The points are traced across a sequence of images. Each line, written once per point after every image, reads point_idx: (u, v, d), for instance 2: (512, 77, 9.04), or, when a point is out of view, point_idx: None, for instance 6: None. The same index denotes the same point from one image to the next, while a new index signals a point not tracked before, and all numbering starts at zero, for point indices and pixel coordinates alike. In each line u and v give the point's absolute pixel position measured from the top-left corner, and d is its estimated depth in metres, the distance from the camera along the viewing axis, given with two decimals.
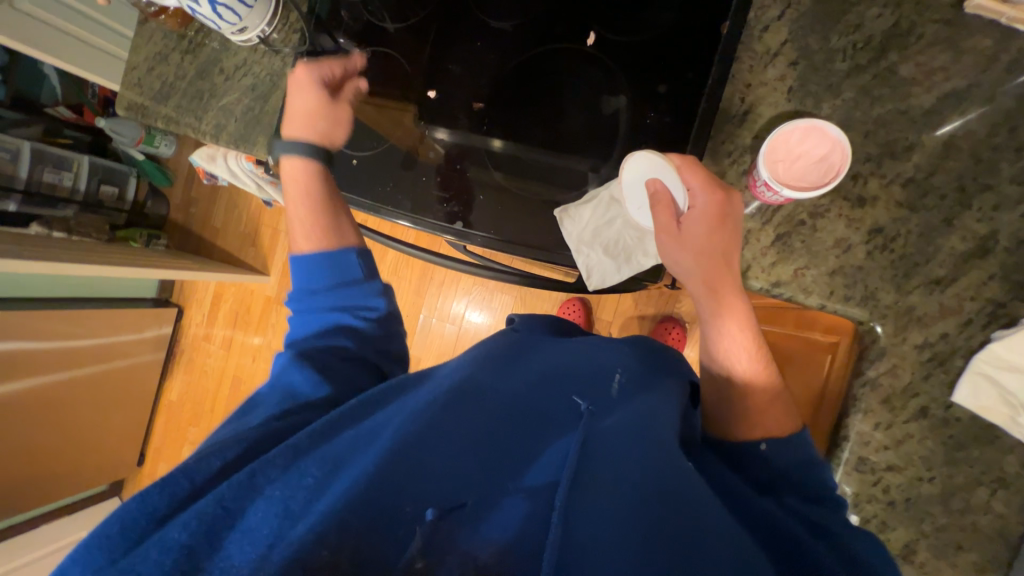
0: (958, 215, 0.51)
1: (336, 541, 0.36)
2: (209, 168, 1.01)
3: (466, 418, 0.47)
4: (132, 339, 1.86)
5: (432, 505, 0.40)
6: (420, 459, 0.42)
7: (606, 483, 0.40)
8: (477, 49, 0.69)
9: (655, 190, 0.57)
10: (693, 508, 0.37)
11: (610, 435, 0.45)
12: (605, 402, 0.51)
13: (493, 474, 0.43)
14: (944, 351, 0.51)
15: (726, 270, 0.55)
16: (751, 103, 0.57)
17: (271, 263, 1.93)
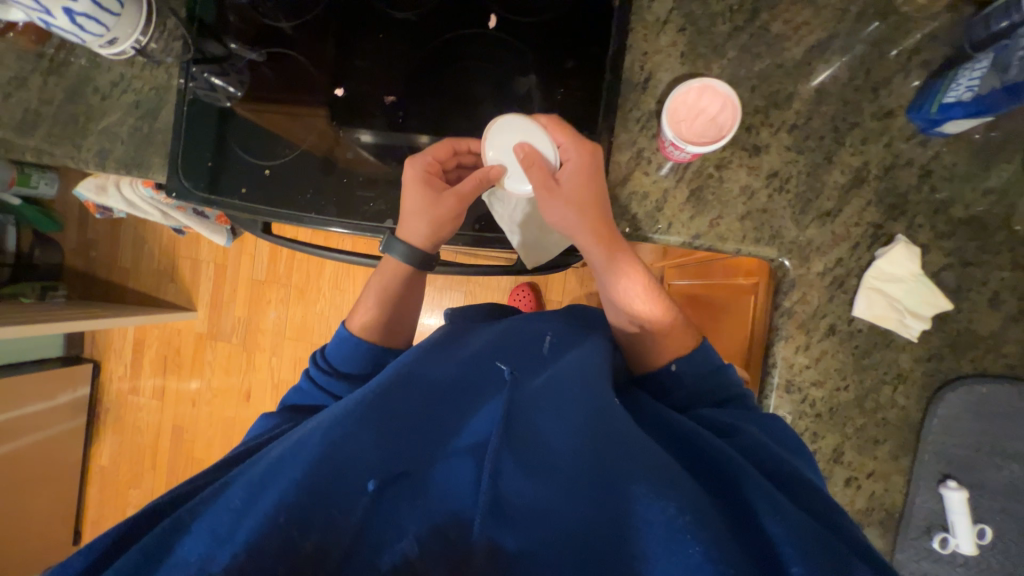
0: (836, 151, 0.57)
1: (289, 533, 0.39)
2: (100, 200, 0.89)
3: (399, 404, 0.48)
4: (44, 408, 1.69)
5: (374, 479, 0.44)
6: (355, 450, 0.44)
7: (531, 432, 0.46)
8: (380, 42, 0.67)
9: (525, 153, 0.60)
10: (603, 438, 0.44)
11: (533, 389, 0.50)
12: (530, 359, 0.56)
13: (432, 441, 0.48)
14: (842, 274, 0.57)
15: (605, 216, 0.59)
16: (650, 71, 0.61)
17: (197, 297, 1.82)
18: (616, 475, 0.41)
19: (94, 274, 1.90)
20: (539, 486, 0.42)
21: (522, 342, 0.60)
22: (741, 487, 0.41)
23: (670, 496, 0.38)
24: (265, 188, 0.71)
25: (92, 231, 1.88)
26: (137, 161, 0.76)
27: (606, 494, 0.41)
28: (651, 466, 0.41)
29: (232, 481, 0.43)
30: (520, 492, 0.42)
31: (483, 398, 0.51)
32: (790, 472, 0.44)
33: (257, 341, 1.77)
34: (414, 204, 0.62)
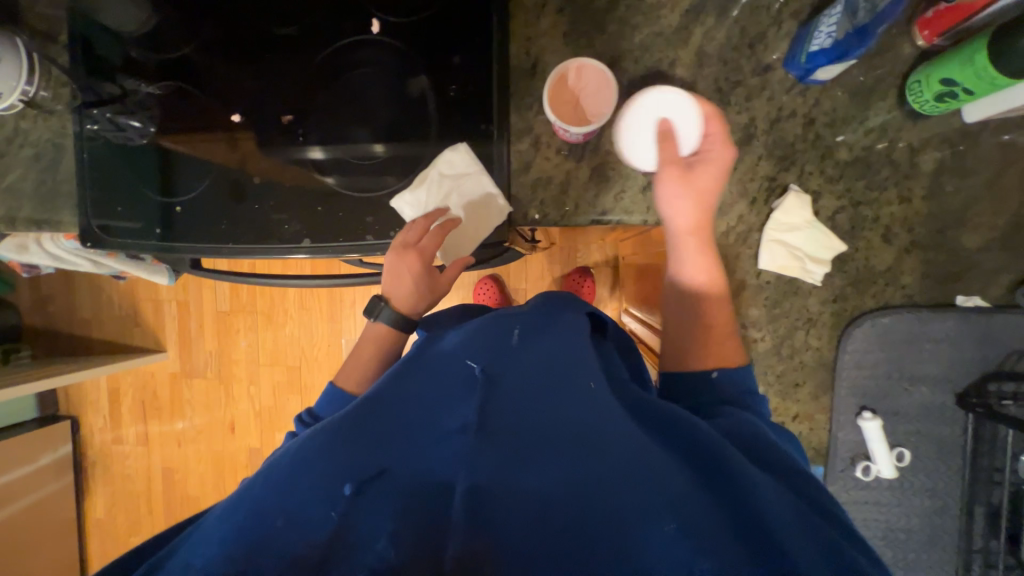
0: (723, 112, 0.58)
1: (268, 548, 0.39)
2: (22, 259, 0.87)
3: (370, 416, 0.47)
4: (25, 471, 1.68)
5: (349, 482, 0.42)
6: (328, 463, 0.43)
7: (511, 428, 0.45)
8: (268, 62, 0.66)
9: (665, 129, 0.54)
10: (593, 436, 0.44)
11: (517, 382, 0.49)
12: (509, 345, 0.53)
13: (409, 441, 0.46)
14: (745, 230, 0.59)
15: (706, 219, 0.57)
16: (536, 56, 0.61)
17: (165, 338, 1.80)
18: (610, 473, 0.41)
19: (55, 329, 1.86)
20: (524, 479, 0.41)
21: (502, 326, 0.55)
22: (734, 481, 0.41)
23: (665, 507, 0.39)
24: (179, 225, 0.70)
25: (45, 286, 1.84)
26: (46, 216, 0.74)
27: (600, 489, 0.40)
28: (647, 469, 0.41)
29: (206, 518, 0.43)
30: (505, 485, 0.41)
31: (463, 390, 0.49)
32: (785, 464, 0.45)
33: (234, 373, 1.76)
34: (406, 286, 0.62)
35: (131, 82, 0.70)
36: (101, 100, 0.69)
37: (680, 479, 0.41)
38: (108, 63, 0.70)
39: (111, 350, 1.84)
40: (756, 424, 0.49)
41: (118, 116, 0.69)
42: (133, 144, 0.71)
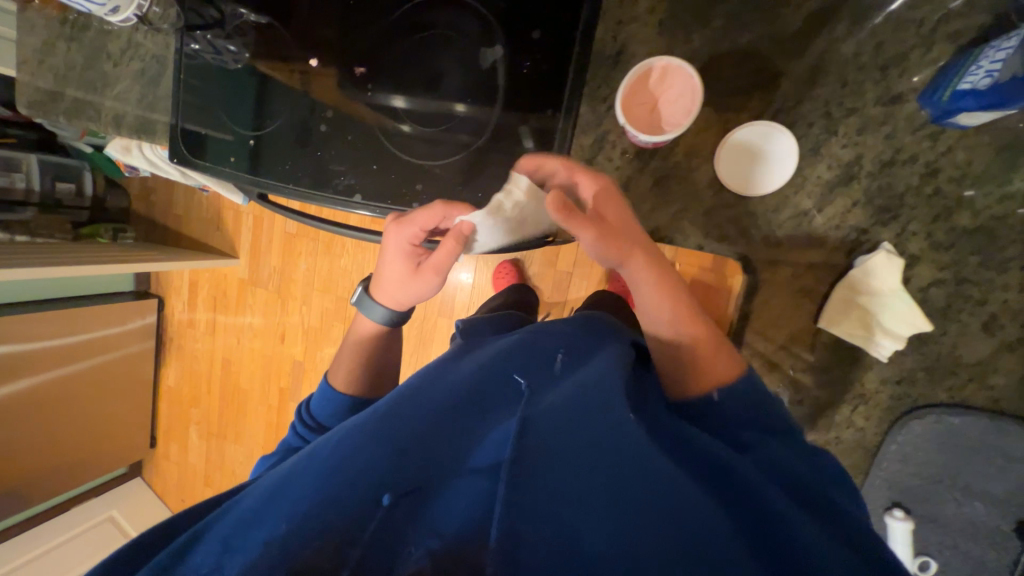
0: (824, 142, 0.50)
1: (314, 541, 0.39)
2: (127, 160, 0.96)
3: (413, 418, 0.48)
4: (117, 331, 1.99)
5: (389, 491, 0.42)
6: (369, 463, 0.44)
7: (553, 460, 0.41)
8: (351, 9, 0.65)
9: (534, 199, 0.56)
10: (643, 481, 0.40)
11: (554, 407, 0.46)
12: (547, 379, 0.54)
13: (446, 455, 0.47)
14: (811, 282, 0.52)
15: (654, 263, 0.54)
16: (622, 43, 0.55)
17: (238, 246, 1.97)
18: (664, 526, 0.37)
19: (154, 219, 2.11)
20: (570, 522, 0.37)
21: (544, 362, 0.57)
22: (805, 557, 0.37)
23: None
24: (250, 158, 0.74)
25: (149, 178, 2.07)
26: (145, 128, 0.81)
27: (658, 542, 0.36)
28: (707, 529, 0.37)
29: (239, 504, 0.44)
30: (550, 523, 0.37)
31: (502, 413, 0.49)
32: (859, 537, 0.41)
33: (291, 290, 1.92)
34: (393, 272, 0.67)
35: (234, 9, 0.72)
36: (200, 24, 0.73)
37: (743, 545, 0.38)
38: None
39: (195, 246, 2.06)
40: (813, 485, 0.45)
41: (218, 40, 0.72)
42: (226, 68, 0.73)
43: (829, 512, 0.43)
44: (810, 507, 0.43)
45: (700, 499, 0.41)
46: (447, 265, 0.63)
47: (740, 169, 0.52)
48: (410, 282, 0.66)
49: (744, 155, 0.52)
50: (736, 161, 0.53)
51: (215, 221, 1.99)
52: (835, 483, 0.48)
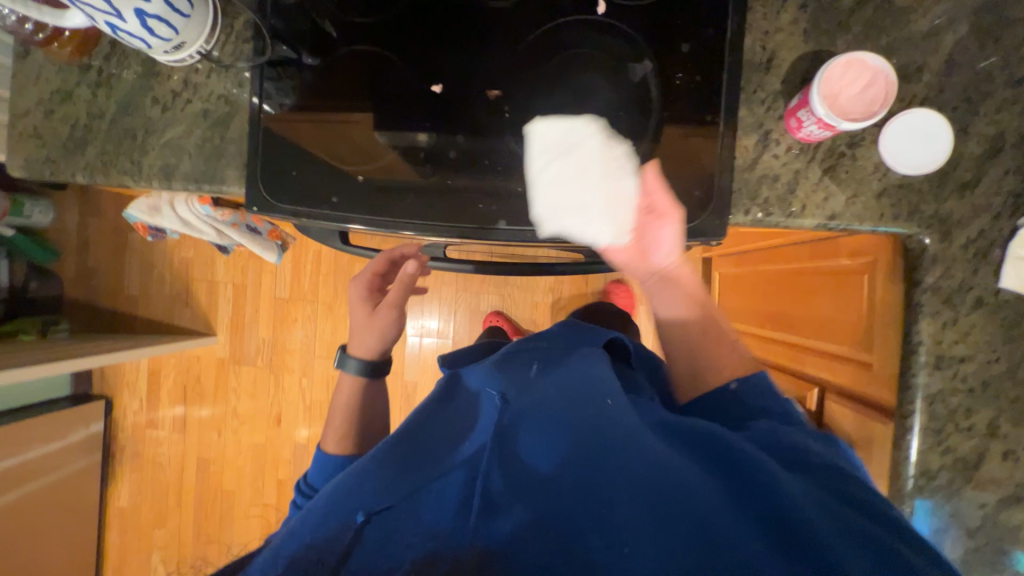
0: (970, 121, 0.57)
1: (314, 542, 0.50)
2: (153, 221, 0.82)
3: (408, 448, 0.59)
4: (57, 448, 1.56)
5: (362, 510, 0.52)
6: (385, 470, 0.55)
7: (530, 466, 0.53)
8: (477, 34, 0.64)
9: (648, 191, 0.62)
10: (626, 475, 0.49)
11: (533, 415, 0.58)
12: (527, 389, 0.62)
13: (436, 465, 0.55)
14: (984, 245, 0.57)
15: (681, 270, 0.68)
16: (772, 50, 0.59)
17: (215, 322, 1.73)
18: (636, 477, 0.48)
19: (98, 304, 1.79)
20: (554, 501, 0.49)
21: (527, 371, 0.67)
22: (762, 480, 0.47)
23: (687, 507, 0.46)
24: (357, 196, 0.66)
25: (91, 257, 1.77)
26: (208, 177, 0.69)
27: (627, 503, 0.47)
28: (672, 477, 0.47)
29: (260, 557, 0.50)
30: (510, 510, 0.49)
31: (485, 426, 0.58)
32: (815, 463, 0.50)
33: (285, 362, 1.69)
34: (358, 316, 0.88)
35: (289, 51, 0.66)
36: (264, 65, 0.67)
37: (715, 490, 0.47)
38: (287, 23, 0.67)
39: (157, 329, 1.77)
40: (771, 428, 0.54)
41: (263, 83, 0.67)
42: (267, 110, 0.67)
43: (789, 449, 0.52)
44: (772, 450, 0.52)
45: (682, 469, 0.49)
46: (398, 301, 0.85)
47: (908, 150, 0.56)
48: (371, 319, 0.87)
49: (911, 136, 0.56)
50: (906, 142, 0.56)
51: (183, 296, 1.75)
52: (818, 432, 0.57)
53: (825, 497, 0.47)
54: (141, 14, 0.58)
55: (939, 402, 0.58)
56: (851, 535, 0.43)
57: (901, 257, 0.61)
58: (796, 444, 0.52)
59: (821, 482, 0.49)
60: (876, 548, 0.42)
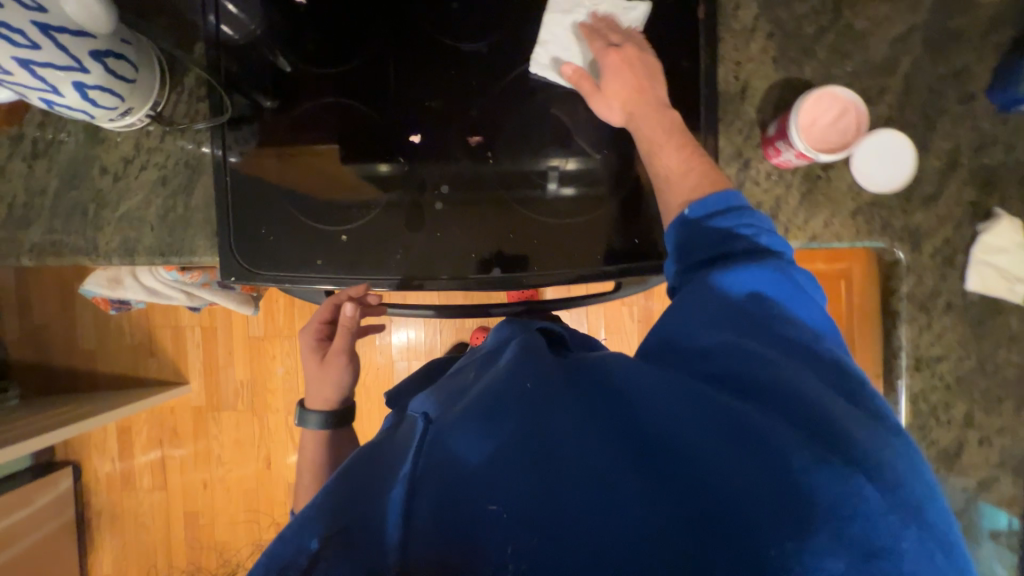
0: (930, 137, 0.60)
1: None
2: (115, 295, 0.77)
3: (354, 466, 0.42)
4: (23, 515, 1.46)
5: (314, 535, 0.35)
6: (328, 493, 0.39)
7: (448, 450, 0.38)
8: (452, 79, 0.62)
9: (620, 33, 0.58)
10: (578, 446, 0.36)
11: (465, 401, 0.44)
12: (461, 391, 0.48)
13: (380, 473, 0.39)
14: (950, 252, 0.61)
15: (703, 156, 0.54)
16: (745, 80, 0.61)
17: (186, 368, 1.63)
18: (531, 456, 0.36)
19: (49, 363, 1.65)
20: (458, 489, 0.35)
21: (466, 377, 0.53)
22: (672, 438, 0.36)
23: (595, 481, 0.34)
24: (342, 255, 0.64)
25: (35, 313, 1.63)
26: (174, 247, 0.65)
27: (528, 484, 0.35)
28: (572, 453, 0.36)
29: None
30: (487, 506, 0.34)
31: (401, 440, 0.43)
32: (768, 384, 0.38)
33: (268, 402, 1.62)
34: (308, 369, 0.71)
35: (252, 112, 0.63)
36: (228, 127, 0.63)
37: (668, 451, 0.35)
38: (249, 81, 0.63)
39: (122, 382, 1.65)
40: (721, 337, 0.41)
41: (227, 146, 0.63)
42: (236, 174, 0.63)
43: (736, 361, 0.39)
44: (720, 368, 0.40)
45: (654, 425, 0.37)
46: (346, 349, 0.67)
47: (878, 170, 0.59)
48: (320, 370, 0.69)
49: (880, 156, 0.58)
50: (875, 162, 0.58)
51: (147, 345, 1.64)
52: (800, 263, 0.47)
53: (766, 424, 0.35)
54: (81, 86, 0.53)
55: (922, 400, 0.62)
56: (776, 477, 0.33)
57: (877, 267, 0.65)
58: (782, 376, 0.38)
59: (767, 404, 0.37)
60: (795, 488, 0.33)
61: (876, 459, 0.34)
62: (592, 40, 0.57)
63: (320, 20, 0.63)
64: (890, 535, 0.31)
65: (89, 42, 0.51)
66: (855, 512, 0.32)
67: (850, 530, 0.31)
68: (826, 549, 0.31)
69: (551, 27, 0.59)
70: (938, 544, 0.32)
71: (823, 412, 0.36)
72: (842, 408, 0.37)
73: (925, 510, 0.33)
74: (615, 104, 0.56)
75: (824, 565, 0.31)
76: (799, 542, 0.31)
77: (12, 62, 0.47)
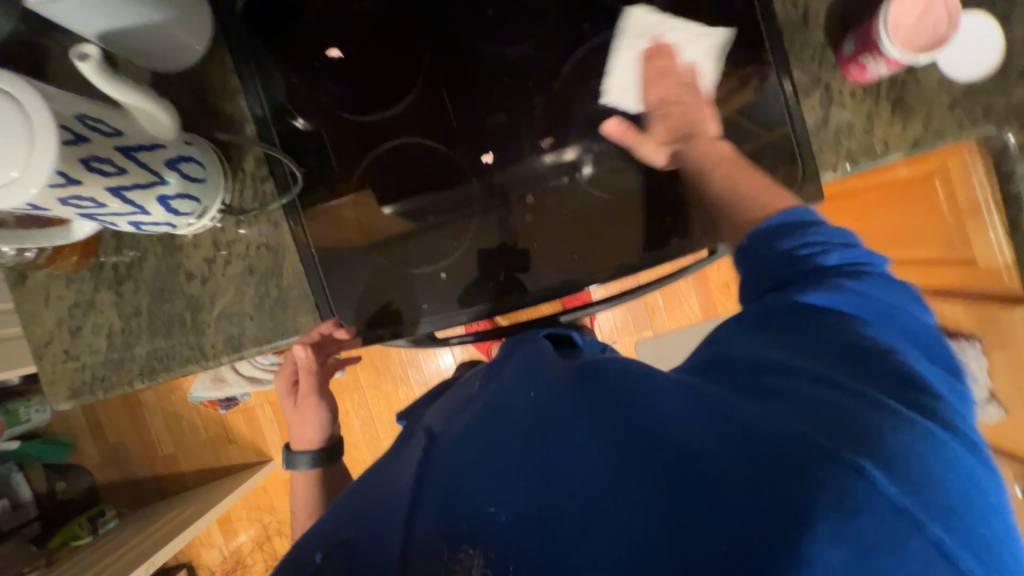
0: (1012, 9, 0.57)
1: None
2: (222, 393, 0.77)
3: (381, 473, 0.45)
4: None
5: (321, 547, 0.38)
6: (361, 498, 0.42)
7: (450, 469, 0.38)
8: (507, 89, 0.60)
9: (689, 68, 0.57)
10: (563, 465, 0.35)
11: (468, 420, 0.43)
12: (468, 403, 0.49)
13: (393, 484, 0.40)
14: None
15: (761, 177, 0.52)
16: (804, 5, 0.58)
17: (267, 445, 1.65)
18: (520, 480, 0.35)
19: (136, 475, 1.67)
20: (453, 500, 0.35)
21: (471, 389, 0.54)
22: (669, 436, 0.34)
23: (580, 490, 0.33)
24: (441, 294, 0.63)
25: (112, 433, 1.65)
26: (279, 331, 0.64)
27: (520, 490, 0.35)
28: (558, 463, 0.35)
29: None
30: (487, 509, 0.34)
31: (408, 456, 0.44)
32: (798, 392, 0.34)
33: (355, 457, 1.61)
34: (285, 407, 0.72)
35: (321, 178, 0.63)
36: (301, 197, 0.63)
37: (639, 459, 0.33)
38: (310, 149, 0.63)
39: (210, 476, 1.67)
40: (765, 352, 0.39)
41: (307, 218, 0.63)
42: (317, 242, 0.63)
43: (772, 375, 0.37)
44: (754, 378, 0.37)
45: (646, 435, 0.35)
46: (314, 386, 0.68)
47: (966, 56, 0.56)
48: (297, 410, 0.70)
49: (967, 40, 0.56)
50: (962, 48, 0.56)
51: (223, 433, 1.65)
52: (874, 280, 0.41)
53: (779, 423, 0.32)
54: (163, 198, 0.52)
55: None
56: (776, 469, 0.29)
57: (985, 154, 0.61)
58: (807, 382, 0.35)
59: (785, 405, 0.34)
60: (801, 478, 0.29)
61: (906, 458, 0.30)
62: (658, 81, 0.57)
63: (362, 69, 0.61)
64: (892, 535, 0.27)
65: (162, 152, 0.50)
66: (863, 504, 0.28)
67: (849, 524, 0.27)
68: (825, 543, 0.27)
69: (620, 56, 0.58)
70: (961, 546, 0.28)
71: (856, 416, 0.32)
72: (879, 410, 0.32)
73: (956, 515, 0.28)
74: (661, 147, 0.57)
75: (823, 555, 0.27)
76: (801, 539, 0.27)
77: (106, 194, 0.47)
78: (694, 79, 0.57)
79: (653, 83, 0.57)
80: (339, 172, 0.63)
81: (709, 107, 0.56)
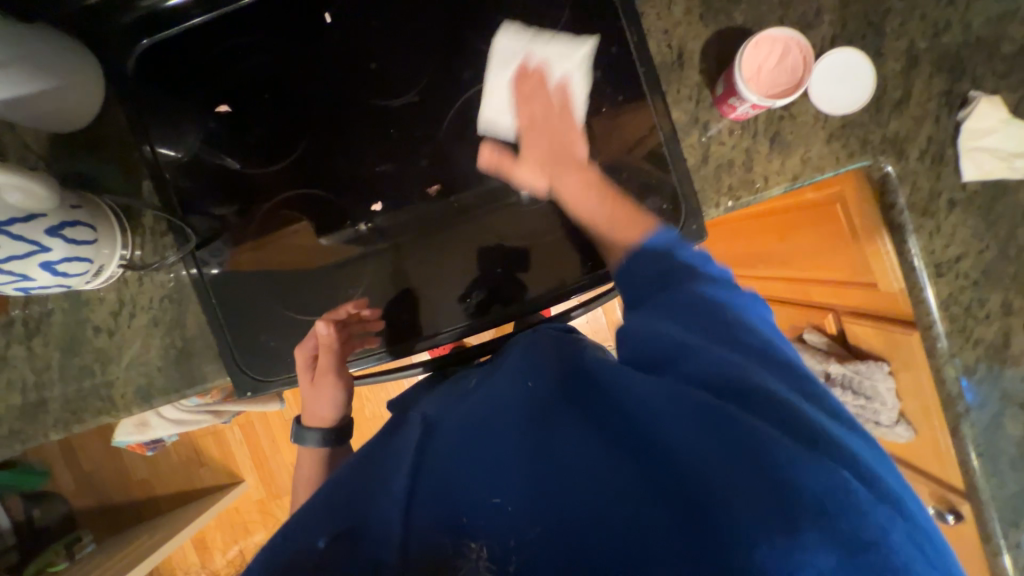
0: (881, 43, 0.58)
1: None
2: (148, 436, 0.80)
3: (367, 463, 0.44)
4: None
5: (323, 533, 0.36)
6: (353, 490, 0.39)
7: (450, 465, 0.39)
8: (394, 137, 0.62)
9: (557, 84, 0.58)
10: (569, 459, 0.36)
11: (460, 419, 0.44)
12: (458, 398, 0.50)
13: (379, 483, 0.39)
14: (938, 149, 0.58)
15: (626, 205, 0.54)
16: (679, 45, 0.59)
17: (238, 467, 1.67)
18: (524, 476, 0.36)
19: (112, 500, 1.69)
20: (455, 496, 0.36)
21: (462, 383, 0.54)
22: (658, 434, 0.36)
23: (591, 488, 0.34)
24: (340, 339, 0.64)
25: (86, 460, 1.67)
26: (186, 380, 0.65)
27: (520, 485, 0.36)
28: (563, 458, 0.36)
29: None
30: (491, 500, 0.35)
31: (402, 444, 0.44)
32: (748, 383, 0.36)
33: None
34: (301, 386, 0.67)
35: (214, 227, 0.63)
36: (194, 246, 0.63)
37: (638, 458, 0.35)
38: (203, 200, 0.63)
39: (183, 499, 1.69)
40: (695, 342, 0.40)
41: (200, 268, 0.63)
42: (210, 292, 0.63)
43: (701, 365, 0.38)
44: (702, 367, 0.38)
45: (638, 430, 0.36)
46: (335, 367, 0.63)
47: (836, 91, 0.57)
48: (312, 393, 0.65)
49: (835, 75, 0.57)
50: (830, 83, 0.57)
51: (196, 456, 1.67)
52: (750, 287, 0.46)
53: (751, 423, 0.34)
54: (47, 264, 0.53)
55: (951, 304, 0.60)
56: (764, 471, 0.31)
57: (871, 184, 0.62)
58: (755, 372, 0.38)
59: (749, 403, 0.35)
60: (782, 483, 0.30)
61: (858, 461, 0.33)
62: (529, 100, 0.58)
63: (253, 122, 0.63)
64: (868, 528, 0.29)
65: (41, 222, 0.51)
66: (840, 503, 0.30)
67: (831, 524, 0.29)
68: (815, 543, 0.28)
69: (494, 79, 0.59)
70: (919, 537, 0.30)
71: (805, 418, 0.35)
72: (813, 410, 0.36)
73: (908, 502, 0.31)
74: (535, 171, 0.57)
75: (814, 561, 0.28)
76: (789, 537, 0.28)
77: None
78: (566, 98, 0.58)
79: (523, 107, 0.58)
80: (232, 223, 0.64)
81: (579, 136, 0.57)
